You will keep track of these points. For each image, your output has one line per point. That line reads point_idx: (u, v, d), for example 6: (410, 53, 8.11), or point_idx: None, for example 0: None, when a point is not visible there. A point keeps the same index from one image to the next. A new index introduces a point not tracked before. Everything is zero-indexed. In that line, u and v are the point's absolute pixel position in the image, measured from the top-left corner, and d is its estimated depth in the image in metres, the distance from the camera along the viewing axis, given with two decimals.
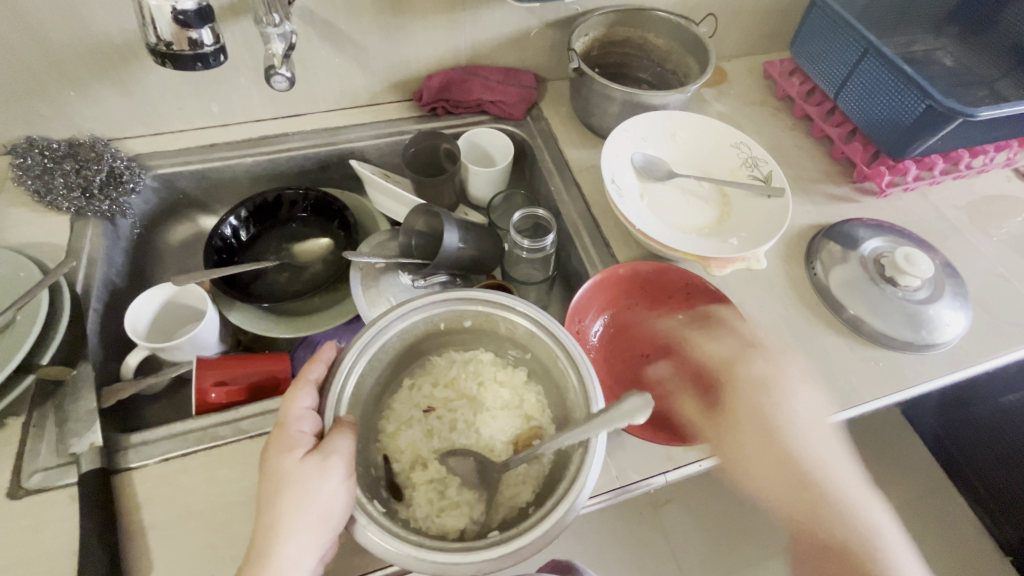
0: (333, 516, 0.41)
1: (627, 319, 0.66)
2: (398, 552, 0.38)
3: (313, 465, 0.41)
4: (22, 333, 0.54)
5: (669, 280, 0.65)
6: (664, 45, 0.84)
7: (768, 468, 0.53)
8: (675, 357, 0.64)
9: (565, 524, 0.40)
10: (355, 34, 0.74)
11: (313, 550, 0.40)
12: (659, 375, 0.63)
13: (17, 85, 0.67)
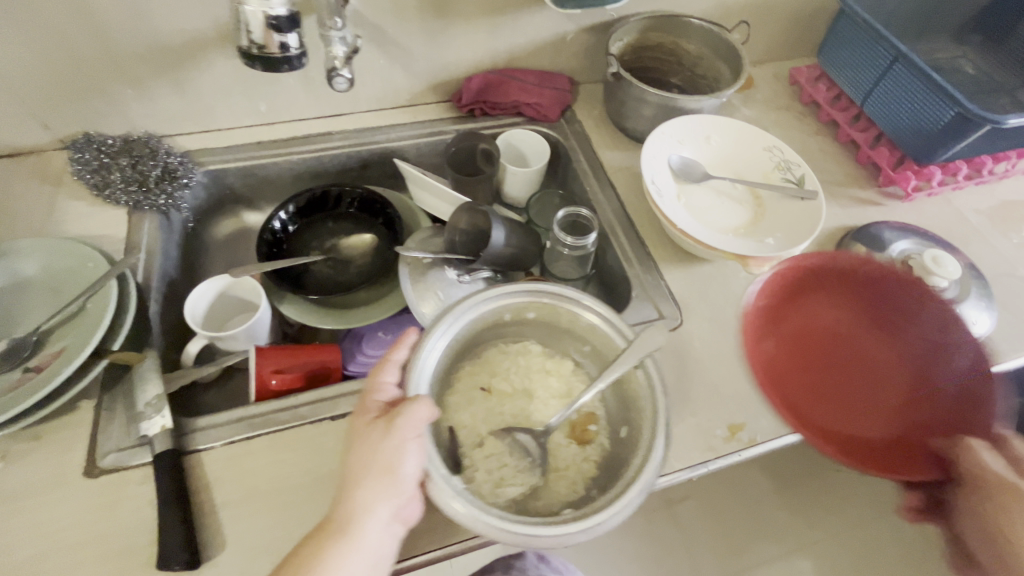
0: (397, 476, 0.43)
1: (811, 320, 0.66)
2: (478, 521, 0.41)
3: (380, 427, 0.44)
4: (95, 320, 0.56)
5: (854, 275, 0.66)
6: (696, 51, 0.87)
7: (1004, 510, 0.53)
8: (866, 369, 0.63)
9: (636, 503, 0.43)
10: (401, 37, 0.76)
11: (381, 509, 0.43)
12: (857, 384, 0.62)
13: (79, 83, 0.69)
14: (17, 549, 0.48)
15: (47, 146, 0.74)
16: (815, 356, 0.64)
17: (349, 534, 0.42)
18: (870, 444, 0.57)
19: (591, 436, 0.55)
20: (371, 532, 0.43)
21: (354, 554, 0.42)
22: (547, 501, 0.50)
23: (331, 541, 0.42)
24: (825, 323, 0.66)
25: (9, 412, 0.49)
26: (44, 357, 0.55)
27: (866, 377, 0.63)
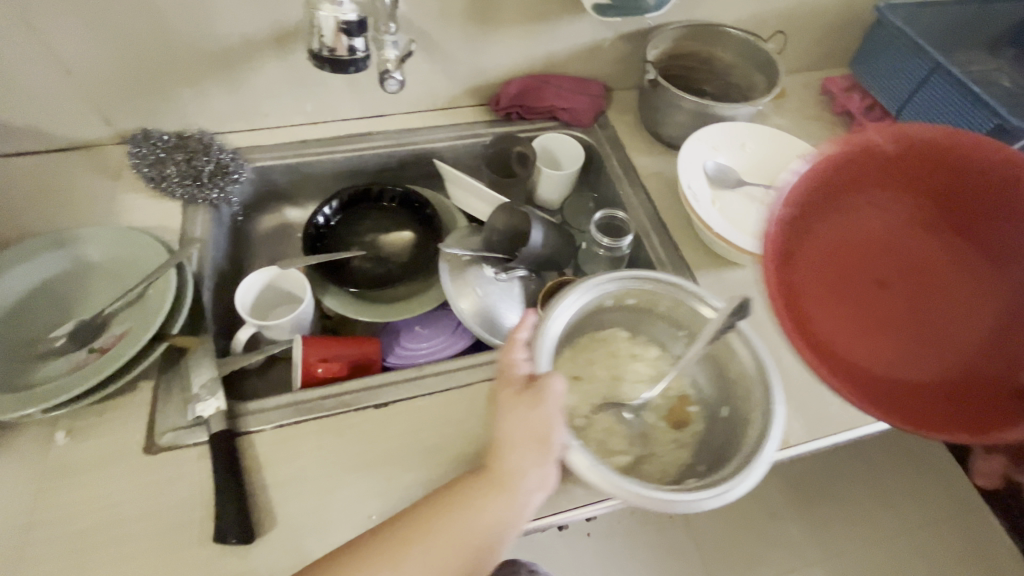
0: (542, 444, 0.49)
1: (854, 219, 0.47)
2: (618, 488, 0.44)
3: (526, 399, 0.49)
4: (156, 305, 0.59)
5: (944, 174, 0.44)
6: (730, 60, 0.88)
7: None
8: (943, 295, 0.46)
9: (757, 478, 0.48)
10: (444, 42, 0.79)
11: (531, 470, 0.49)
12: (902, 322, 0.46)
13: (141, 81, 0.73)
14: (84, 519, 0.50)
15: (106, 141, 0.78)
16: (853, 269, 0.48)
17: (504, 485, 0.49)
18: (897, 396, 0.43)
19: (688, 417, 0.60)
20: (520, 490, 0.49)
21: (505, 506, 0.48)
22: (644, 474, 0.55)
23: (490, 489, 0.49)
24: (888, 227, 0.48)
25: (79, 388, 0.52)
26: (108, 339, 0.58)
27: (936, 305, 0.46)
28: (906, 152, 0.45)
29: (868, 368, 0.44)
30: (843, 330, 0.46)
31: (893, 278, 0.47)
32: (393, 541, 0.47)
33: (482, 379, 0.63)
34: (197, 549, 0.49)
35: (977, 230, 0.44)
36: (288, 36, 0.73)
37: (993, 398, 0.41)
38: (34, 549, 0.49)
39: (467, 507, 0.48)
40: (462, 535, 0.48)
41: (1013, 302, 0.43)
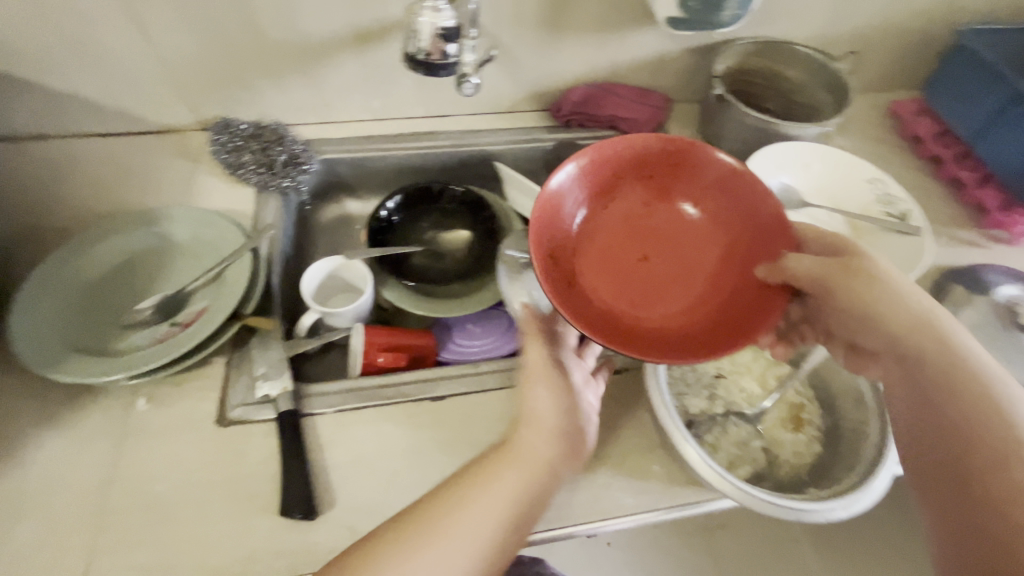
0: (559, 413, 0.53)
1: (605, 214, 0.61)
2: (745, 494, 0.52)
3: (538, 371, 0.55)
4: (234, 285, 0.63)
5: (655, 160, 0.60)
6: (797, 78, 0.87)
7: (934, 414, 0.47)
8: (685, 256, 0.61)
9: (878, 494, 0.54)
10: (514, 47, 0.81)
11: (547, 435, 0.51)
12: (664, 283, 0.60)
13: (227, 72, 0.76)
14: (158, 482, 0.53)
15: (188, 127, 0.82)
16: (615, 253, 0.61)
17: (523, 459, 0.49)
18: (661, 338, 0.53)
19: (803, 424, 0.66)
20: (541, 457, 0.50)
21: (535, 474, 0.49)
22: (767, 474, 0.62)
23: (512, 466, 0.49)
24: (624, 211, 0.62)
25: (163, 359, 0.56)
26: (188, 314, 0.62)
27: (677, 262, 0.61)
28: (620, 153, 0.59)
29: (642, 317, 0.56)
30: (620, 299, 0.58)
31: (636, 253, 0.61)
32: (438, 528, 0.45)
33: None
34: (262, 520, 0.52)
35: (688, 198, 0.62)
36: (367, 35, 0.76)
37: (737, 297, 0.55)
38: (114, 506, 0.52)
39: (498, 481, 0.48)
40: (503, 507, 0.47)
41: (731, 241, 0.59)
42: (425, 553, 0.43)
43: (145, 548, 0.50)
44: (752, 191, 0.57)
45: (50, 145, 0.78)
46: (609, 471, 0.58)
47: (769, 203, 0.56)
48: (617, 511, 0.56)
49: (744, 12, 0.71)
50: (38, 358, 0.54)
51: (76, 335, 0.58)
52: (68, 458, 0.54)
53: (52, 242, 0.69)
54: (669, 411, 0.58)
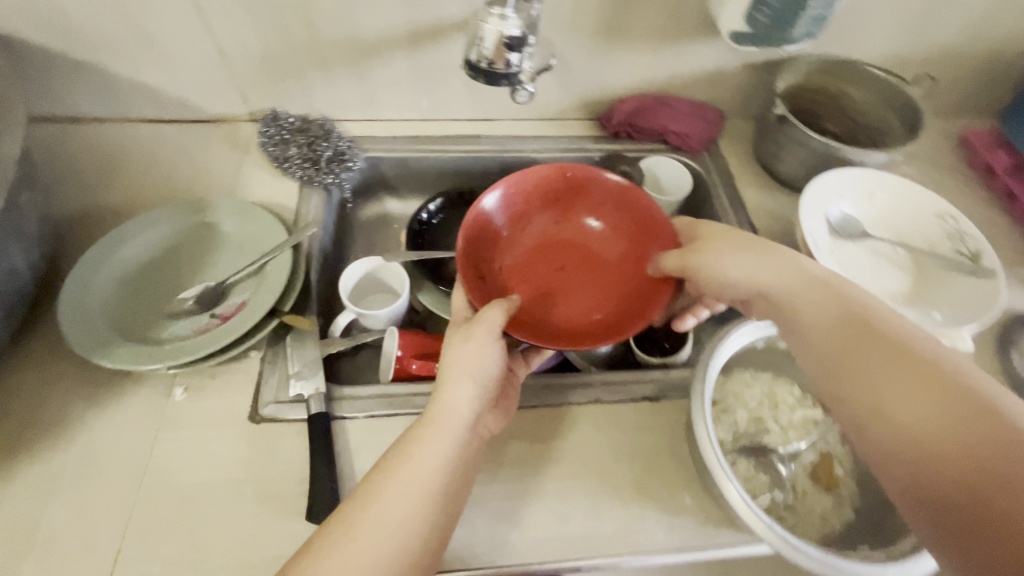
0: (482, 375, 0.53)
1: (519, 233, 0.67)
2: (794, 547, 0.48)
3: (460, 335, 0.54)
4: (274, 281, 0.62)
5: (557, 182, 0.66)
6: (864, 100, 0.82)
7: (878, 376, 0.41)
8: (593, 266, 0.68)
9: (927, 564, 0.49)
10: (568, 53, 0.79)
11: (470, 401, 0.51)
12: (576, 289, 0.67)
13: (281, 66, 0.77)
14: (190, 474, 0.54)
15: (239, 118, 0.83)
16: (531, 269, 0.67)
17: (440, 427, 0.49)
18: (574, 335, 0.60)
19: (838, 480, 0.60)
20: (460, 420, 0.50)
21: (453, 439, 0.49)
22: (801, 525, 0.57)
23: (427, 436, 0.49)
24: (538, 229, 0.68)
25: (201, 351, 0.56)
26: (228, 307, 0.62)
27: (586, 272, 0.68)
28: (526, 178, 0.64)
29: (556, 322, 0.63)
30: (540, 309, 0.64)
31: (550, 266, 0.68)
32: (357, 510, 0.44)
33: (569, 401, 0.62)
34: (289, 521, 0.52)
35: (591, 213, 0.68)
36: (422, 35, 0.75)
37: (634, 298, 0.62)
38: (146, 495, 0.52)
39: (418, 451, 0.48)
40: (430, 472, 0.47)
41: (630, 246, 0.66)
42: (355, 532, 0.42)
43: (174, 539, 0.50)
44: (641, 201, 0.64)
45: (106, 128, 0.80)
46: (642, 503, 0.56)
47: (657, 212, 0.63)
48: (648, 546, 0.54)
49: (817, 31, 0.68)
50: (83, 341, 0.55)
51: (120, 320, 0.59)
52: (105, 441, 0.54)
53: (102, 223, 0.70)
54: (712, 444, 0.54)
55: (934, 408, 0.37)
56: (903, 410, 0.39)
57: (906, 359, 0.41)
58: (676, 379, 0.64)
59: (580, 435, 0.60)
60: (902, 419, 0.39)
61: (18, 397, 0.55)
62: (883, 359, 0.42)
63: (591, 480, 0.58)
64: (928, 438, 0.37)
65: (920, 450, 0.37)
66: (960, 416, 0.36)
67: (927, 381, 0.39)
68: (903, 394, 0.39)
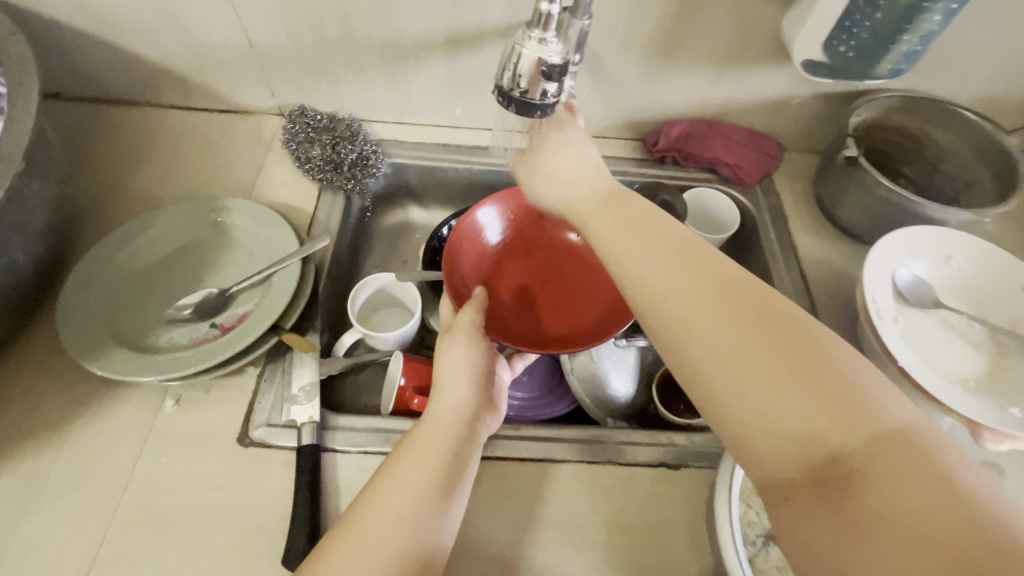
0: (479, 371, 0.54)
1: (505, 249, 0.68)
2: None
3: (450, 338, 0.55)
4: (277, 296, 0.59)
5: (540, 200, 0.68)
6: (949, 144, 0.72)
7: (736, 354, 0.34)
8: (576, 281, 0.68)
9: None
10: (617, 69, 0.72)
11: (463, 397, 0.52)
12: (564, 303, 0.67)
13: (311, 62, 0.73)
14: (172, 496, 0.51)
15: (267, 110, 0.80)
16: (519, 286, 0.68)
17: (435, 422, 0.50)
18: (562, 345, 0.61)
19: None
20: (457, 413, 0.51)
21: (450, 433, 0.49)
22: None
23: (424, 431, 0.49)
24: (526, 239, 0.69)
25: (193, 367, 0.53)
26: (229, 317, 0.59)
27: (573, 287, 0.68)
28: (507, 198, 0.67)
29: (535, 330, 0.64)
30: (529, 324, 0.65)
31: (535, 280, 0.68)
32: (361, 509, 0.42)
33: (577, 458, 0.57)
34: (263, 561, 0.48)
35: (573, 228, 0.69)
36: (460, 40, 0.69)
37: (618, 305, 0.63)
38: (124, 513, 0.50)
39: (417, 446, 0.47)
40: (431, 460, 0.46)
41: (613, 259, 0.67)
42: (364, 523, 0.41)
43: (146, 566, 0.48)
44: None
45: (136, 113, 0.78)
46: None
47: None
48: None
49: (907, 67, 0.59)
50: (77, 344, 0.53)
51: (118, 321, 0.57)
52: (92, 448, 0.53)
53: (120, 212, 0.69)
54: (737, 550, 0.47)
55: (795, 382, 0.32)
56: (764, 390, 0.32)
57: (722, 315, 0.35)
58: (699, 446, 0.58)
59: (587, 498, 0.55)
60: (763, 397, 0.32)
61: (15, 393, 0.54)
62: (723, 323, 0.35)
63: (593, 551, 0.52)
64: (793, 423, 0.31)
65: (785, 436, 0.31)
66: (818, 382, 0.31)
67: (786, 348, 0.33)
68: (757, 366, 0.33)
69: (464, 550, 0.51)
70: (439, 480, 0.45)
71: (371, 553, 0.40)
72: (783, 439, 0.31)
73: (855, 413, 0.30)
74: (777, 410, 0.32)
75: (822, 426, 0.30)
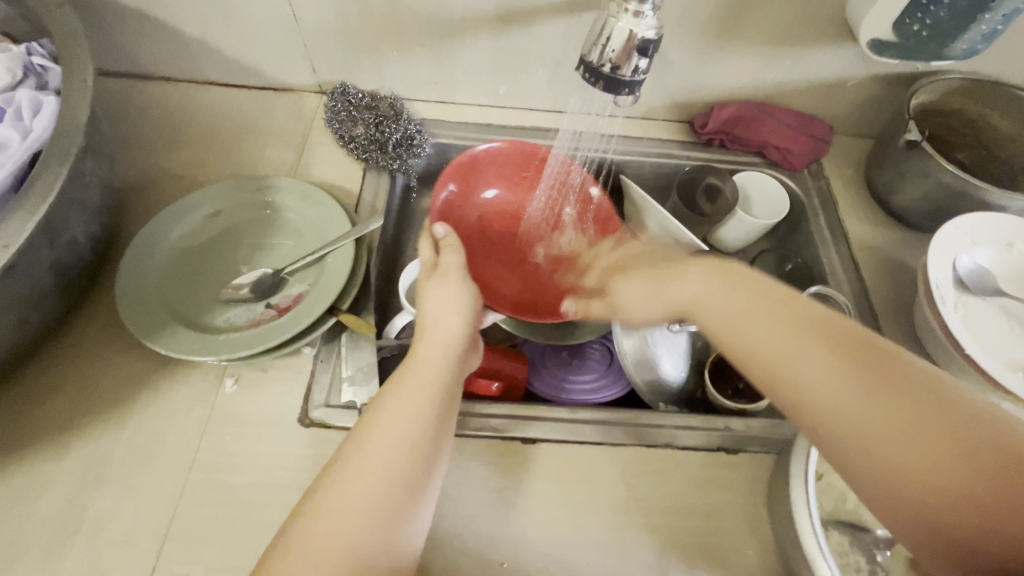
0: (467, 308, 0.53)
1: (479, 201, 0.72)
2: None
3: (438, 279, 0.54)
4: (334, 276, 0.58)
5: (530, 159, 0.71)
6: (1007, 128, 0.70)
7: (890, 426, 0.34)
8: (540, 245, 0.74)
9: None
10: (670, 49, 0.70)
11: (455, 333, 0.50)
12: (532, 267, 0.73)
13: (355, 39, 0.71)
14: (237, 474, 0.51)
15: (307, 88, 0.78)
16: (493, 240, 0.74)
17: (426, 357, 0.47)
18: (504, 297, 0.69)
19: None
20: (445, 349, 0.48)
21: (439, 365, 0.46)
22: None
23: (416, 366, 0.45)
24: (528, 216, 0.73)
25: (254, 347, 0.53)
26: (284, 298, 0.59)
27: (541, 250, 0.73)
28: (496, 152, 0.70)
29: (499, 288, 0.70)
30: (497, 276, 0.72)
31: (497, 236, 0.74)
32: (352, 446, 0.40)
33: (636, 442, 0.57)
34: None
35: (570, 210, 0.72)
36: (510, 17, 0.67)
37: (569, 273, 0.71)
38: (191, 492, 0.50)
39: (405, 382, 0.44)
40: (419, 399, 0.43)
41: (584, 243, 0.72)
42: (359, 461, 0.39)
43: (216, 543, 0.48)
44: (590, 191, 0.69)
45: (174, 90, 0.77)
46: (711, 569, 0.51)
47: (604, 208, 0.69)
48: None
49: (982, 47, 0.57)
50: (139, 324, 0.53)
51: (176, 300, 0.57)
52: (157, 425, 0.53)
53: (165, 190, 0.68)
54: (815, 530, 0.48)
55: (955, 456, 0.32)
56: (925, 471, 0.32)
57: (868, 389, 0.35)
58: (759, 432, 0.57)
59: (647, 482, 0.55)
60: (946, 493, 0.32)
61: (76, 372, 0.54)
62: (871, 388, 0.35)
63: (657, 536, 0.52)
64: (961, 498, 0.31)
65: (950, 516, 0.31)
66: (974, 450, 0.32)
67: (934, 417, 0.33)
68: (930, 454, 0.32)
69: (528, 533, 0.52)
70: (435, 413, 0.42)
71: (362, 493, 0.37)
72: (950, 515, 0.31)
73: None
74: (939, 484, 0.32)
75: (993, 500, 0.30)
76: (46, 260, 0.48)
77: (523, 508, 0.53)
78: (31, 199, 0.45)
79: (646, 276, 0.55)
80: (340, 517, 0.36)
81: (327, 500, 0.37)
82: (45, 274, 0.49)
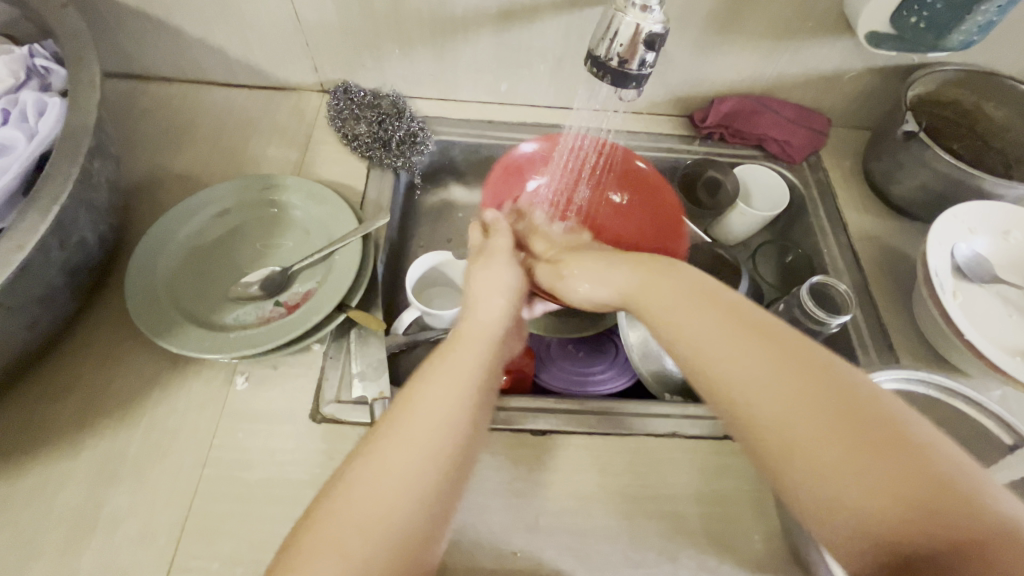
0: (512, 291, 0.57)
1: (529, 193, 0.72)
2: None
3: (482, 263, 0.59)
4: (342, 273, 0.59)
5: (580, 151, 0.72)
6: (1001, 118, 0.72)
7: (795, 410, 0.33)
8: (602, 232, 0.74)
9: None
10: (671, 44, 0.71)
11: (501, 311, 0.54)
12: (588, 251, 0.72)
13: (357, 37, 0.71)
14: (251, 470, 0.51)
15: (309, 87, 0.78)
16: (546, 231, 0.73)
17: (473, 337, 0.49)
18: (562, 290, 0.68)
19: None
20: (492, 326, 0.52)
21: (488, 338, 0.50)
22: None
23: (462, 345, 0.48)
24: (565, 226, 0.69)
25: (265, 344, 0.53)
26: (293, 296, 0.59)
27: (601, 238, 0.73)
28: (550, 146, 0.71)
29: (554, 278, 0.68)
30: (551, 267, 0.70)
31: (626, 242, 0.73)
32: (406, 411, 0.41)
33: (643, 432, 0.58)
34: None
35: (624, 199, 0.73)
36: (512, 14, 0.68)
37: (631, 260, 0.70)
38: (206, 488, 0.50)
39: (455, 352, 0.47)
40: (469, 368, 0.45)
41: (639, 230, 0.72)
42: (412, 421, 0.40)
43: (231, 538, 0.48)
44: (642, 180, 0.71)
45: (177, 90, 0.77)
46: (721, 555, 0.51)
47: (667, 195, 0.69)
48: None
49: (978, 38, 0.58)
50: (149, 323, 0.53)
51: (185, 299, 0.57)
52: (169, 423, 0.53)
53: (170, 190, 0.68)
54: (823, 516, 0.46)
55: (860, 454, 0.30)
56: (840, 471, 0.30)
57: (785, 383, 0.34)
58: None
59: (655, 470, 0.56)
60: (841, 474, 0.30)
61: (88, 372, 0.55)
62: (777, 373, 0.35)
63: (667, 523, 0.53)
64: (858, 495, 0.29)
65: (849, 511, 0.30)
66: (879, 448, 0.30)
67: (853, 414, 0.31)
68: (827, 438, 0.31)
69: (540, 522, 0.52)
70: (481, 388, 0.45)
71: (419, 453, 0.39)
72: (849, 515, 0.30)
73: (930, 483, 0.28)
74: (841, 481, 0.30)
75: (892, 501, 0.29)
76: (57, 261, 0.49)
77: (533, 499, 0.53)
78: (43, 200, 0.45)
79: (594, 264, 0.55)
80: (395, 470, 0.38)
81: (382, 459, 0.38)
82: (56, 275, 0.49)
